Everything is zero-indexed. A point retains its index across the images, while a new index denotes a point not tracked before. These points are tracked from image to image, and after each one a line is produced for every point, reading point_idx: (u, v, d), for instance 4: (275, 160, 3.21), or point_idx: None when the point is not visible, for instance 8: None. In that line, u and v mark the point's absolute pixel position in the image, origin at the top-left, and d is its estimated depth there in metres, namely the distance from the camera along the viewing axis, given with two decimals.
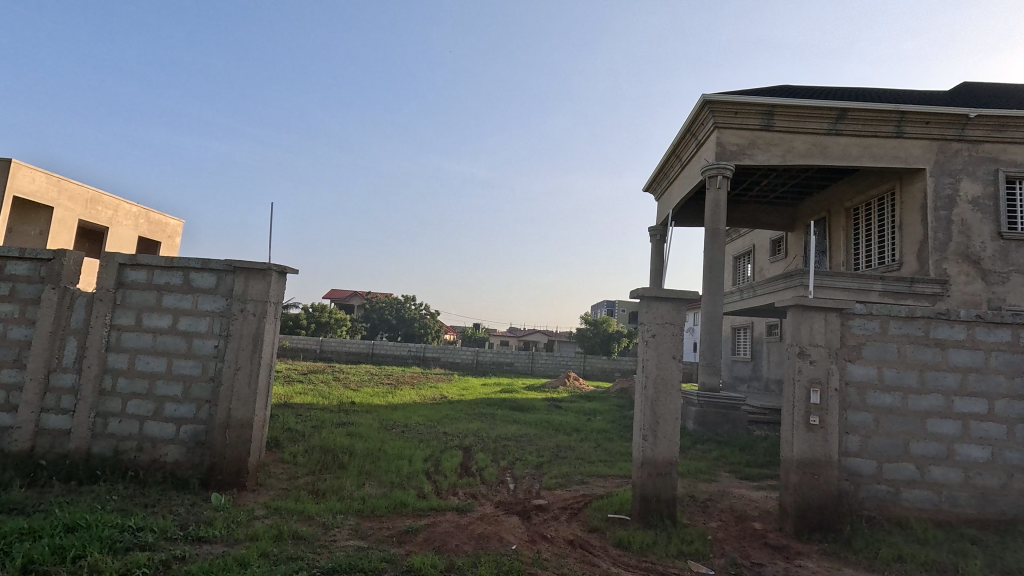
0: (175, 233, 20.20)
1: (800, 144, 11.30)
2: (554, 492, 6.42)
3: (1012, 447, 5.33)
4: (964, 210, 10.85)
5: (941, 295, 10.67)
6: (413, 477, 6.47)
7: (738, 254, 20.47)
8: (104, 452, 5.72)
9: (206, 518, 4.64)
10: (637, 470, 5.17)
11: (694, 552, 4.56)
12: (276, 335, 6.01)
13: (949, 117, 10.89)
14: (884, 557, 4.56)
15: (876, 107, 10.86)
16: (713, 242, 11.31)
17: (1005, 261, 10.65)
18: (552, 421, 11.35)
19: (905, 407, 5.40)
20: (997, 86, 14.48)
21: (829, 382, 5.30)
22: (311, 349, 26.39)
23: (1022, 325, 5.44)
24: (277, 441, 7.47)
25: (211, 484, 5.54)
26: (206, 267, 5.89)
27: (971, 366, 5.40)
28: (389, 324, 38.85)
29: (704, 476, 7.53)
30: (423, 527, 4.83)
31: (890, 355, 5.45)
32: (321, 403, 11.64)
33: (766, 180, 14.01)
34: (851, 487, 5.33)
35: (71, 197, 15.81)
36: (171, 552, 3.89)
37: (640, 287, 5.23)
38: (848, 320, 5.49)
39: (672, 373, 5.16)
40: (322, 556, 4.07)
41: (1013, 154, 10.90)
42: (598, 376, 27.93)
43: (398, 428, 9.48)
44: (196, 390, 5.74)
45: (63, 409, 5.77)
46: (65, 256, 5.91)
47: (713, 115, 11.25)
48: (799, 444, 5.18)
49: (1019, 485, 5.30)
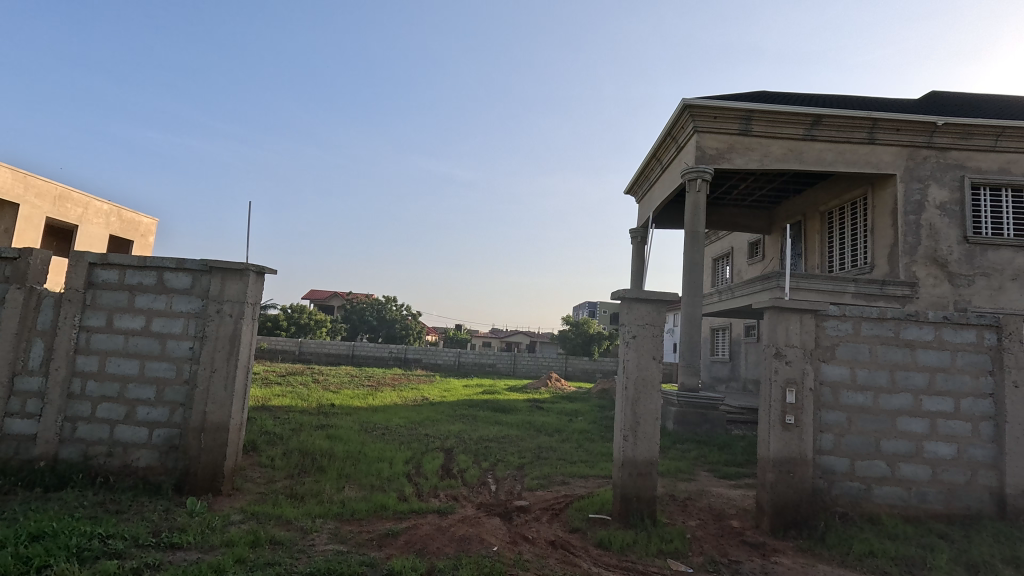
0: (149, 232, 19.74)
1: (776, 150, 11.53)
2: (536, 493, 6.44)
3: (977, 444, 5.51)
4: (932, 215, 11.18)
5: (910, 297, 10.99)
6: (394, 479, 6.42)
7: (717, 256, 20.80)
8: (73, 457, 5.56)
9: (181, 523, 4.55)
10: (617, 471, 5.20)
11: (674, 551, 4.61)
12: (254, 336, 5.90)
13: (919, 124, 11.20)
14: (857, 552, 4.66)
15: (849, 113, 11.12)
16: (692, 245, 11.47)
17: (970, 264, 11.02)
18: (534, 422, 11.37)
19: (877, 406, 5.54)
20: (963, 96, 14.95)
21: (804, 382, 5.41)
22: (290, 351, 26.05)
23: (986, 326, 5.63)
24: (254, 445, 7.34)
25: (185, 489, 5.43)
26: (181, 267, 5.76)
27: (938, 366, 5.57)
28: (370, 325, 38.53)
29: (683, 475, 7.63)
30: (404, 530, 4.79)
31: (863, 355, 5.59)
32: (301, 405, 11.48)
33: (744, 184, 14.26)
34: (825, 484, 5.45)
35: (39, 194, 15.34)
36: (142, 560, 3.79)
37: (621, 288, 5.27)
38: (822, 321, 5.61)
39: (652, 373, 5.22)
40: (301, 561, 4.00)
41: (978, 161, 11.28)
42: (580, 377, 28.07)
43: (379, 430, 9.41)
44: (170, 393, 5.61)
45: (28, 414, 5.58)
46: (31, 255, 5.75)
47: (693, 119, 11.38)
48: (775, 443, 5.28)
49: (983, 480, 5.48)
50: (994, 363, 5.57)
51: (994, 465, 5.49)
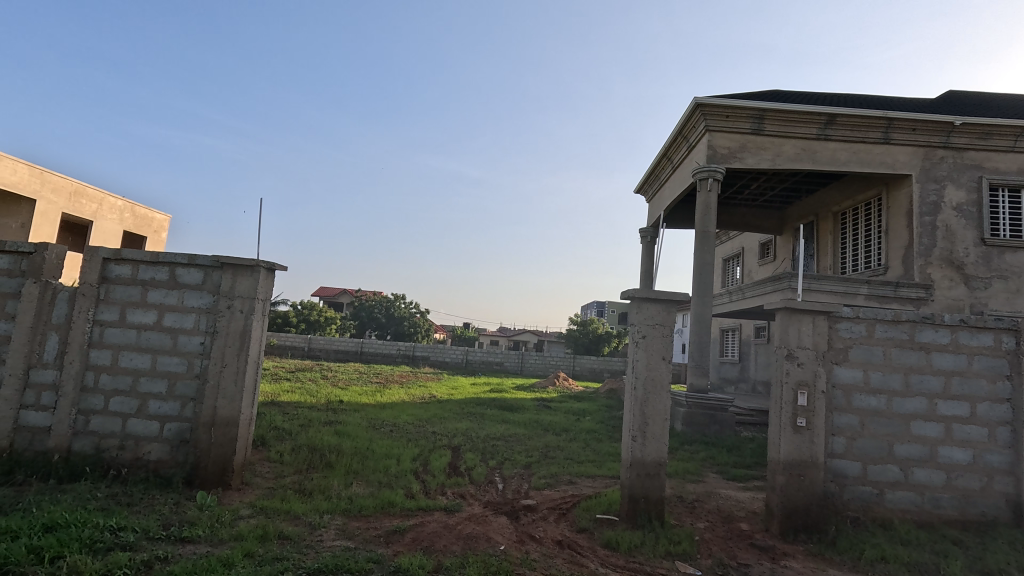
0: (162, 228, 19.96)
1: (789, 149, 11.39)
2: (543, 492, 6.43)
3: (993, 449, 5.41)
4: (949, 216, 11.02)
5: (925, 299, 10.82)
6: (402, 476, 6.44)
7: (727, 257, 20.67)
8: (85, 450, 5.63)
9: (190, 517, 4.57)
10: (626, 471, 5.17)
11: (682, 552, 4.58)
12: (264, 332, 5.93)
13: (936, 124, 11.03)
14: (868, 558, 4.60)
15: (864, 112, 10.97)
16: (703, 244, 11.36)
17: (987, 266, 10.84)
18: (541, 421, 11.38)
19: (890, 409, 5.47)
20: (981, 96, 14.71)
21: (816, 384, 5.35)
22: (298, 347, 26.15)
23: (1005, 330, 5.52)
24: (263, 440, 7.38)
25: (194, 483, 5.47)
26: (193, 263, 5.80)
27: (954, 369, 5.48)
28: (378, 323, 38.71)
29: (691, 476, 7.59)
30: (411, 527, 4.79)
31: (876, 358, 5.51)
32: (309, 401, 11.56)
33: (756, 184, 14.15)
34: (837, 488, 5.39)
35: (54, 190, 15.54)
36: (153, 552, 3.82)
37: (630, 288, 5.24)
38: (835, 323, 5.53)
39: (662, 374, 5.17)
40: (308, 557, 4.02)
41: (996, 162, 11.10)
42: (587, 376, 28.06)
43: (386, 427, 9.43)
44: (180, 388, 5.65)
45: (43, 406, 5.65)
46: (47, 250, 5.81)
47: (705, 118, 11.27)
48: (786, 445, 5.22)
49: (999, 486, 5.39)
50: (1012, 367, 5.47)
51: (1010, 472, 5.39)
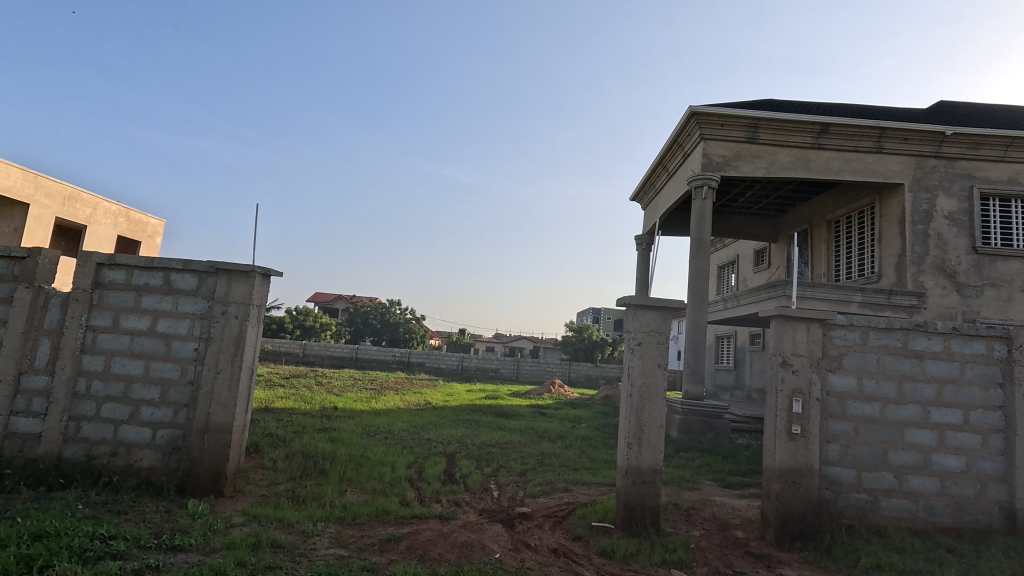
0: (156, 233, 19.87)
1: (783, 157, 11.49)
2: (538, 499, 6.39)
3: (986, 456, 5.44)
4: (941, 225, 11.11)
5: (918, 307, 10.89)
6: (397, 483, 6.41)
7: (722, 264, 20.76)
8: (76, 456, 5.57)
9: (183, 526, 4.52)
10: (621, 479, 5.15)
11: (678, 560, 4.56)
12: (258, 338, 5.89)
13: (927, 134, 11.16)
14: (864, 566, 4.60)
15: (857, 122, 11.07)
16: (698, 250, 11.39)
17: (979, 275, 10.93)
18: (537, 428, 11.36)
19: (885, 416, 5.49)
20: (972, 106, 14.89)
21: (811, 391, 5.36)
22: (293, 353, 26.15)
23: (997, 337, 5.56)
24: (257, 447, 7.34)
25: (187, 490, 5.42)
26: (188, 268, 5.77)
27: (947, 376, 5.51)
28: (373, 329, 38.65)
29: (687, 483, 7.58)
30: (405, 535, 4.75)
31: (869, 365, 5.54)
32: (304, 407, 11.49)
33: (750, 192, 14.25)
34: (831, 496, 5.39)
35: (48, 194, 15.45)
36: (144, 561, 3.78)
37: (626, 295, 5.25)
38: (830, 330, 5.55)
39: (657, 381, 5.17)
40: (302, 565, 3.99)
41: (987, 172, 11.23)
42: (583, 383, 28.10)
43: (381, 434, 9.38)
44: (174, 394, 5.62)
45: (33, 413, 5.60)
46: (40, 255, 5.76)
47: (700, 126, 11.33)
48: (782, 453, 5.23)
49: (993, 493, 5.41)
50: (1003, 375, 5.51)
51: (1004, 479, 5.42)
